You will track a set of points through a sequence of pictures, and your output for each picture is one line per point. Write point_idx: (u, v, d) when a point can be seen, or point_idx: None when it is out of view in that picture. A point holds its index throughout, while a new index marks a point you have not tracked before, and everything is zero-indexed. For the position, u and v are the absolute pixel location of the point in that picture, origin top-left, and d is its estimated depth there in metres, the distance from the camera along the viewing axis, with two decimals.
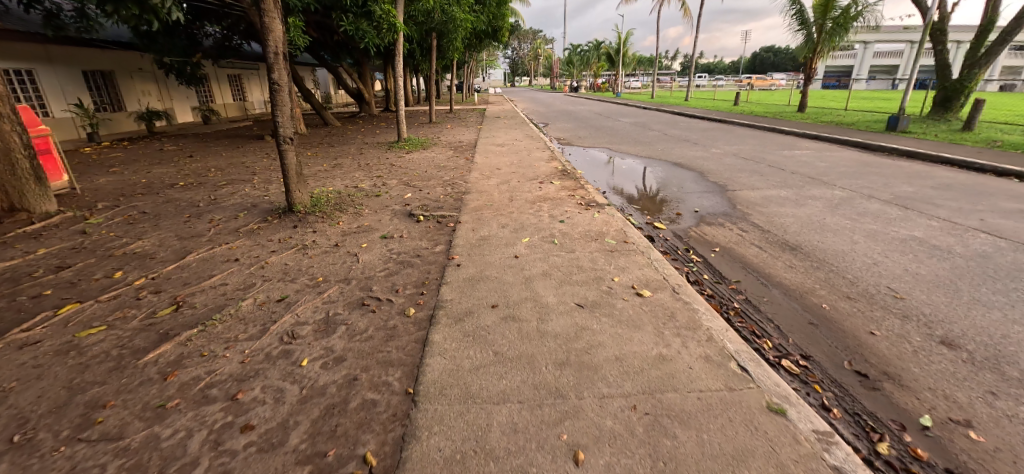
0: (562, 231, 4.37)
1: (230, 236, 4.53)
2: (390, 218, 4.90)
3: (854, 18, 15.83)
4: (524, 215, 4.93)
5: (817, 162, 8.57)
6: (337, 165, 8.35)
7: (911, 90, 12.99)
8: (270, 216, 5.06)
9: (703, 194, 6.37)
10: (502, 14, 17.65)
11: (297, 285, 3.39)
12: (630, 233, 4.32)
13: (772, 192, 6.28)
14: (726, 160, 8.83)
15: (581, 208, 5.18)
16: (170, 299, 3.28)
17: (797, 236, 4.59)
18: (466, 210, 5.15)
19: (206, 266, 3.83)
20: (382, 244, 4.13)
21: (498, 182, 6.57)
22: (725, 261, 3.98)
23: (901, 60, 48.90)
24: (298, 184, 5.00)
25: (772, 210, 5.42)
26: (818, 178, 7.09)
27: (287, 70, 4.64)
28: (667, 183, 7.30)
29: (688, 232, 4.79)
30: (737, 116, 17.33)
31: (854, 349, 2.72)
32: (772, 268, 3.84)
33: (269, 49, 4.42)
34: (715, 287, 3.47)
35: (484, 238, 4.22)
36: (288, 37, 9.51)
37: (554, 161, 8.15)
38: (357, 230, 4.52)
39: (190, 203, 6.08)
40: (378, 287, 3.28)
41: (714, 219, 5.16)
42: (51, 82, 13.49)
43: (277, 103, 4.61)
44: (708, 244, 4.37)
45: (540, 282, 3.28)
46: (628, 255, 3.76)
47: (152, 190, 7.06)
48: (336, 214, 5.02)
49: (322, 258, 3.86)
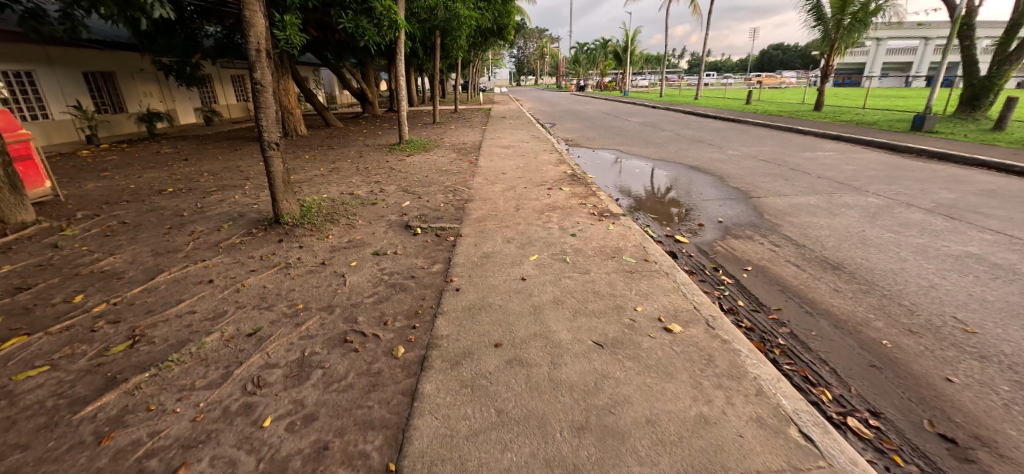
0: (574, 247, 3.92)
1: (209, 253, 4.12)
2: (385, 231, 4.47)
3: (874, 13, 15.15)
4: (532, 227, 4.47)
5: (843, 164, 8.04)
6: (334, 169, 7.96)
7: (937, 88, 12.35)
8: (256, 228, 4.66)
9: (725, 201, 5.88)
10: (507, 11, 17.18)
11: (274, 314, 2.97)
12: (649, 249, 3.85)
13: (801, 199, 5.77)
14: (744, 163, 8.32)
15: (593, 219, 4.72)
16: (127, 332, 2.87)
17: (837, 253, 4.09)
18: (468, 220, 4.71)
19: (176, 289, 3.43)
20: (374, 262, 3.71)
21: (503, 188, 6.13)
22: (759, 283, 3.51)
23: (915, 58, 47.86)
24: (286, 193, 4.59)
25: (805, 221, 4.93)
26: (848, 184, 6.57)
27: (272, 69, 4.23)
28: (684, 187, 6.80)
29: (714, 246, 4.31)
30: (751, 115, 16.72)
31: (932, 404, 2.24)
32: (816, 292, 3.36)
33: (250, 46, 4.01)
34: (752, 316, 3.00)
35: (486, 255, 3.77)
36: (285, 35, 9.11)
37: (563, 165, 7.70)
38: (348, 245, 4.10)
39: (174, 212, 5.69)
40: (364, 318, 2.85)
41: (740, 231, 4.69)
42: (51, 83, 13.22)
43: (259, 106, 4.20)
44: (738, 262, 3.90)
45: (551, 312, 2.83)
46: (650, 277, 3.30)
47: (139, 196, 6.70)
48: (327, 226, 4.60)
49: (306, 280, 3.44)
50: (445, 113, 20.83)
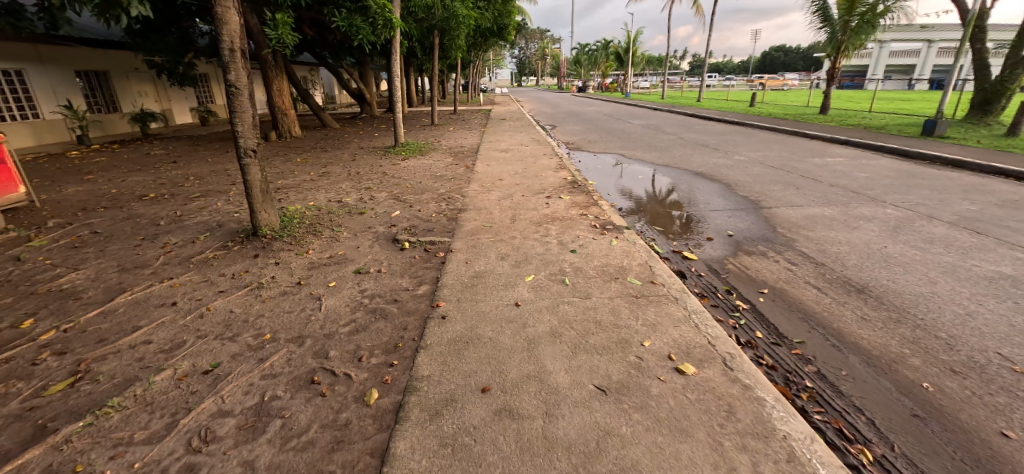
0: (575, 265, 3.60)
1: (178, 269, 3.80)
2: (371, 245, 4.15)
3: (882, 14, 14.82)
4: (529, 240, 4.17)
5: (855, 172, 7.73)
6: (325, 173, 7.65)
7: (948, 92, 12.01)
8: (232, 241, 4.34)
9: (734, 212, 5.55)
10: (507, 11, 16.90)
11: (236, 346, 2.64)
12: (656, 269, 3.52)
13: (815, 210, 5.45)
14: (752, 168, 8.01)
15: (595, 232, 4.40)
16: (71, 366, 2.55)
17: (859, 273, 3.77)
18: (460, 233, 4.40)
19: (135, 314, 3.10)
20: (354, 283, 3.38)
21: (500, 196, 5.83)
22: (777, 309, 3.19)
23: (919, 61, 47.49)
24: (264, 203, 4.27)
25: (821, 236, 4.61)
26: (864, 193, 6.25)
27: (248, 71, 3.93)
28: (690, 195, 6.47)
29: (725, 263, 3.99)
30: (756, 118, 16.41)
31: (991, 467, 1.92)
32: (841, 323, 3.05)
33: (223, 45, 3.69)
34: (774, 352, 2.69)
35: (478, 275, 3.45)
36: (277, 34, 8.79)
37: (563, 170, 7.40)
38: (329, 261, 3.78)
39: (151, 220, 5.38)
40: (336, 352, 2.52)
41: (753, 246, 4.37)
42: (42, 82, 12.91)
43: (234, 109, 3.88)
44: (752, 284, 3.58)
45: (547, 348, 2.50)
46: (657, 304, 2.98)
47: (118, 203, 6.39)
48: (308, 238, 4.28)
49: (278, 303, 3.12)
50: (444, 114, 20.57)
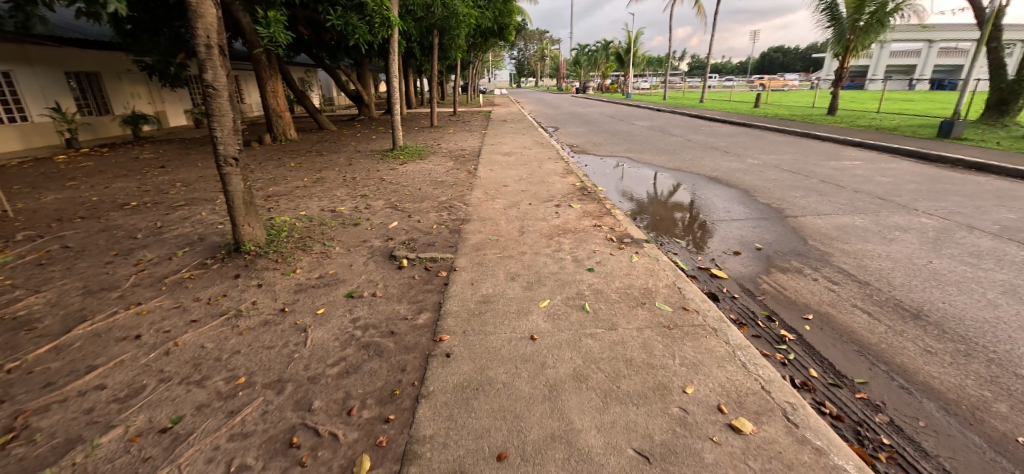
0: (594, 287, 3.21)
1: (148, 293, 3.39)
2: (365, 262, 3.75)
3: (892, 13, 14.46)
4: (540, 256, 3.78)
5: (877, 176, 7.36)
6: (318, 179, 7.25)
7: (965, 91, 11.64)
8: (212, 257, 3.93)
9: (758, 221, 5.15)
10: (507, 11, 16.54)
11: (204, 394, 2.25)
12: (687, 292, 3.12)
13: (844, 220, 5.06)
14: (768, 173, 7.64)
15: (612, 247, 4.00)
16: (6, 421, 2.14)
17: (910, 295, 3.37)
18: (464, 248, 4.00)
19: (91, 349, 2.69)
20: (345, 310, 2.98)
21: (505, 204, 5.44)
22: (830, 341, 2.79)
23: (921, 61, 47.25)
24: (248, 215, 3.86)
25: (859, 249, 4.22)
26: (892, 200, 5.87)
27: (227, 69, 3.52)
28: (707, 202, 6.06)
29: (759, 282, 3.58)
30: (763, 119, 16.04)
31: None
32: (905, 357, 2.64)
33: (198, 40, 3.27)
34: (836, 398, 2.28)
35: (486, 300, 3.04)
36: (269, 33, 8.39)
37: (570, 176, 7.02)
38: (319, 282, 3.37)
39: (129, 233, 4.97)
40: (322, 403, 2.12)
41: (786, 262, 3.97)
42: (30, 84, 12.45)
43: (212, 112, 3.48)
44: (795, 308, 3.17)
45: (572, 398, 2.10)
46: (694, 337, 2.57)
47: (97, 212, 5.98)
48: (296, 255, 3.87)
49: (258, 336, 2.72)
50: (444, 116, 20.18)
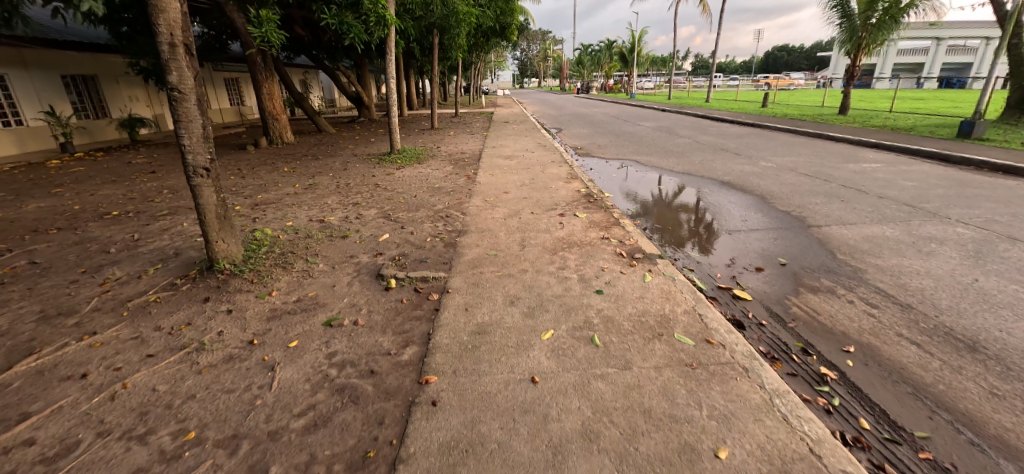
0: (603, 314, 2.85)
1: (107, 320, 3.05)
2: (350, 282, 3.39)
3: (908, 8, 13.98)
4: (542, 275, 3.41)
5: (900, 180, 6.94)
6: (311, 185, 6.93)
7: (987, 90, 11.14)
8: (184, 276, 3.59)
9: (779, 231, 4.75)
10: (509, 10, 16.18)
11: (145, 453, 1.90)
12: (709, 320, 2.75)
13: (873, 230, 4.66)
14: (783, 177, 7.25)
15: (623, 264, 3.62)
16: None
17: (963, 321, 2.97)
18: (459, 266, 3.63)
19: (29, 392, 2.35)
20: (320, 342, 2.62)
21: (506, 213, 5.09)
22: (877, 380, 2.41)
23: (929, 60, 46.62)
24: (222, 230, 3.52)
25: (894, 265, 3.83)
26: (921, 207, 5.46)
27: (195, 70, 3.16)
28: (721, 209, 5.67)
29: (788, 306, 3.20)
30: (772, 119, 15.59)
31: None
32: (969, 402, 2.25)
33: (160, 38, 2.92)
34: (896, 460, 1.90)
35: (481, 331, 2.67)
36: (261, 33, 8.06)
37: (575, 181, 6.66)
38: (296, 307, 3.02)
39: (102, 246, 4.64)
40: (280, 470, 1.77)
41: (816, 279, 3.59)
42: (26, 88, 12.18)
43: (179, 118, 3.13)
44: (833, 339, 2.79)
45: (579, 465, 1.73)
46: (723, 379, 2.20)
47: (76, 222, 5.67)
48: (274, 273, 3.52)
49: (219, 376, 2.37)
50: (445, 117, 19.79)
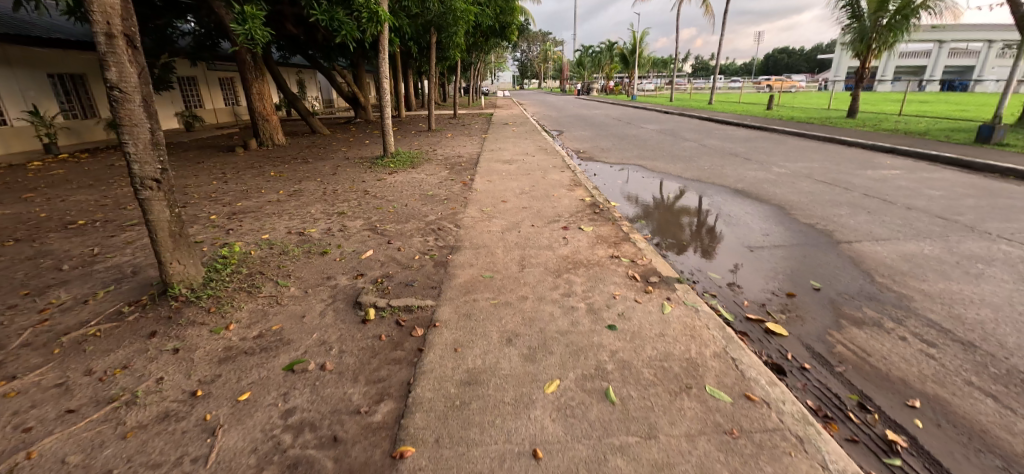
0: (619, 356, 2.39)
1: (32, 359, 2.57)
2: (322, 312, 2.93)
3: (920, 8, 13.56)
4: (546, 304, 2.96)
5: (925, 188, 6.51)
6: (296, 192, 6.47)
7: (1008, 93, 10.69)
8: (134, 302, 3.12)
9: (805, 247, 4.31)
10: (509, 9, 15.78)
11: None
12: (746, 366, 2.31)
13: (910, 248, 4.22)
14: (800, 184, 6.81)
15: (637, 289, 3.18)
16: None
17: None
18: (450, 291, 3.17)
19: None
20: (278, 395, 2.16)
21: (505, 225, 4.65)
22: (956, 450, 1.96)
23: (931, 62, 46.35)
24: (178, 250, 3.06)
25: (942, 291, 3.39)
26: (956, 221, 5.01)
27: (140, 66, 2.71)
28: (737, 220, 5.23)
29: (830, 343, 2.76)
30: (779, 122, 15.16)
31: None
32: None
33: (95, 28, 2.47)
34: None
35: (472, 380, 2.22)
36: (245, 29, 7.61)
37: (579, 189, 6.21)
38: (256, 345, 2.57)
39: (55, 263, 4.16)
40: None
41: (857, 309, 3.15)
42: (11, 86, 11.70)
43: (122, 122, 2.68)
44: (893, 390, 2.34)
45: None
46: (774, 455, 1.75)
47: (35, 233, 5.18)
48: (236, 301, 3.05)
49: (145, 444, 1.90)
50: (444, 118, 19.41)
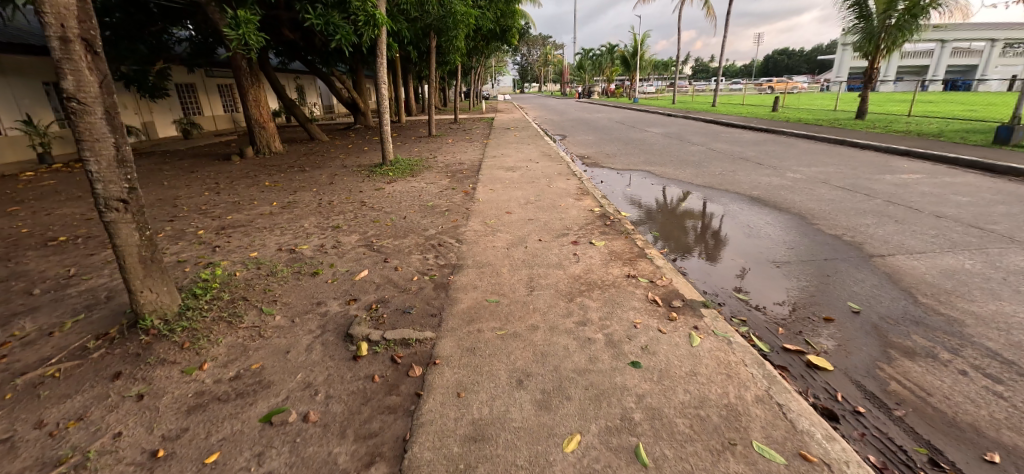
0: (647, 402, 2.08)
1: None
2: (309, 347, 2.62)
3: (930, 7, 13.23)
4: (560, 335, 2.65)
5: (952, 194, 6.16)
6: (289, 203, 6.17)
7: None
8: (101, 336, 2.81)
9: (835, 263, 3.98)
10: (509, 12, 15.51)
11: None
12: (795, 415, 1.98)
13: (950, 262, 3.88)
14: (819, 190, 6.50)
15: (659, 316, 2.86)
16: None
17: None
18: (452, 320, 2.86)
19: None
20: (250, 456, 1.84)
21: (510, 240, 4.35)
22: None
23: (934, 62, 46.01)
24: (148, 277, 2.76)
25: (997, 314, 3.05)
26: (993, 231, 4.67)
27: (101, 73, 2.41)
28: (758, 231, 4.91)
29: (883, 380, 2.43)
30: (787, 124, 14.82)
31: None
32: None
33: (47, 30, 2.17)
34: None
35: (477, 436, 1.89)
36: (238, 34, 7.32)
37: (586, 198, 5.90)
38: (231, 390, 2.26)
39: (26, 285, 3.86)
40: None
41: (905, 337, 2.82)
42: (5, 95, 11.47)
43: (81, 137, 2.38)
44: (968, 442, 2.00)
45: None
46: None
47: (12, 251, 4.89)
48: (213, 335, 2.73)
49: None
50: (445, 123, 19.10)
